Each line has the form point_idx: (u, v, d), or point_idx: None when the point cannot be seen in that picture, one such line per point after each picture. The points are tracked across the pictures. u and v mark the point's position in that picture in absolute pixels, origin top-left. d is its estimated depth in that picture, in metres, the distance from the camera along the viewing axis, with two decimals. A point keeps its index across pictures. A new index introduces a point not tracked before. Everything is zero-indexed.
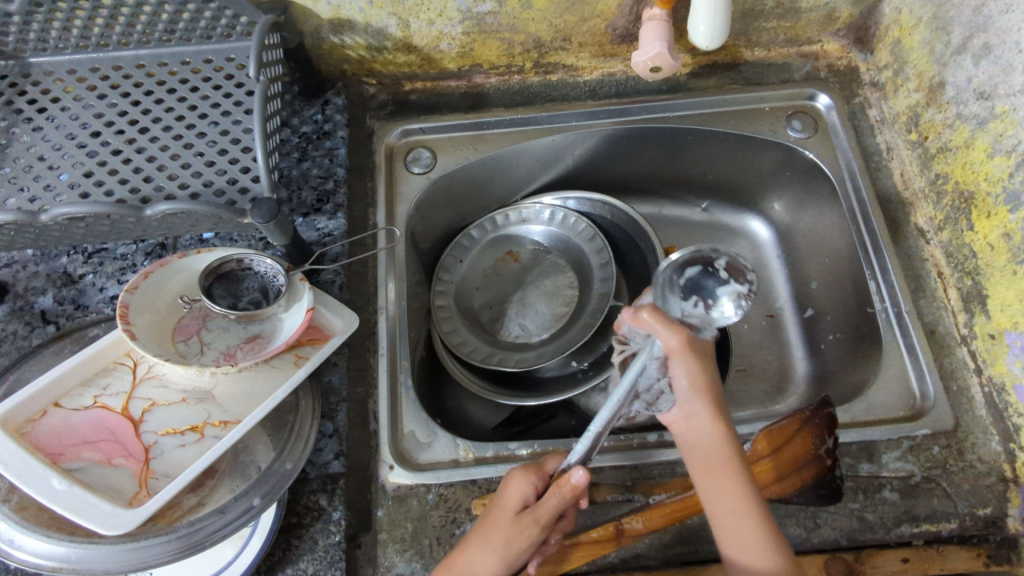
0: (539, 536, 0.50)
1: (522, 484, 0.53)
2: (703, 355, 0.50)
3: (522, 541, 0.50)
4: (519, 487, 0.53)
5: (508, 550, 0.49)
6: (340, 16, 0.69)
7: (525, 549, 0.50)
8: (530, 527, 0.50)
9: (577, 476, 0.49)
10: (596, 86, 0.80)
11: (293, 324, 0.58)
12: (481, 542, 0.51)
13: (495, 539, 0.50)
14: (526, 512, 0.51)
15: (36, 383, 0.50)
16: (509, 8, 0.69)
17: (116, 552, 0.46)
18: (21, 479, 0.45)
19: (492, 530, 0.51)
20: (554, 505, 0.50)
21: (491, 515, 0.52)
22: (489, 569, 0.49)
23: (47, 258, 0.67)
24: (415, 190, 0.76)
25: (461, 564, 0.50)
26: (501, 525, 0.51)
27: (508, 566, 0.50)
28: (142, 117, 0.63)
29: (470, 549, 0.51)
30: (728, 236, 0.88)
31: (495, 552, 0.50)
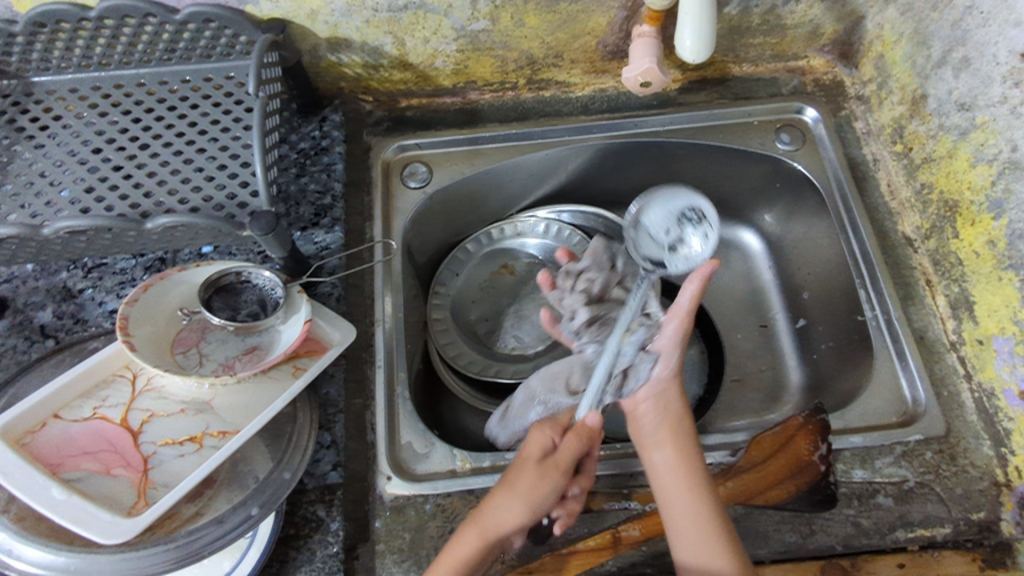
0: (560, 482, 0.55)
1: (543, 438, 0.57)
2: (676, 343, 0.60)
3: (547, 487, 0.53)
4: (541, 438, 0.57)
5: (535, 497, 0.53)
6: (337, 35, 0.70)
7: (549, 494, 0.54)
8: (554, 471, 0.54)
9: (592, 419, 0.58)
10: (588, 101, 0.82)
11: (290, 336, 0.59)
12: (508, 493, 0.53)
13: (522, 489, 0.53)
14: (551, 461, 0.55)
15: (35, 395, 0.51)
16: (501, 26, 0.71)
17: (112, 564, 0.46)
18: (20, 488, 0.45)
19: (517, 482, 0.54)
20: (575, 449, 0.56)
21: (512, 468, 0.56)
22: (516, 516, 0.52)
23: (47, 273, 0.68)
24: (411, 204, 0.77)
25: (487, 521, 0.52)
26: (525, 476, 0.54)
27: (534, 513, 0.53)
28: (143, 133, 0.64)
29: (496, 501, 0.53)
30: (720, 249, 0.90)
31: (522, 500, 0.53)
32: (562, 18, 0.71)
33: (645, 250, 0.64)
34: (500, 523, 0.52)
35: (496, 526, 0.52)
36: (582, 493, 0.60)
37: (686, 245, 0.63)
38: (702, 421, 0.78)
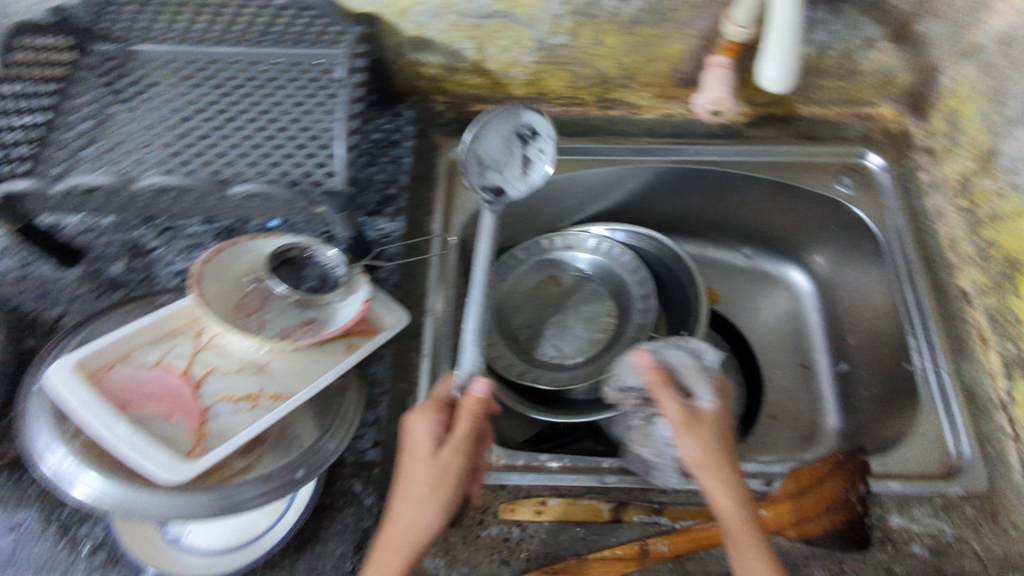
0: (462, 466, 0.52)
1: (416, 432, 0.52)
2: (699, 425, 0.53)
3: (451, 479, 0.51)
4: (421, 432, 0.53)
5: (440, 492, 0.50)
6: (423, 35, 0.72)
7: (454, 485, 0.51)
8: (455, 458, 0.51)
9: (479, 390, 0.54)
10: (654, 125, 0.83)
11: (347, 314, 0.61)
12: (409, 503, 0.49)
13: (417, 498, 0.49)
14: (439, 460, 0.51)
15: (110, 336, 0.53)
16: (581, 43, 0.73)
17: (164, 507, 0.47)
18: (91, 420, 0.48)
19: (409, 489, 0.50)
20: (469, 427, 0.52)
21: (407, 467, 0.52)
22: (428, 521, 0.49)
23: (124, 228, 0.71)
24: (471, 204, 0.77)
25: (399, 534, 0.49)
26: (420, 480, 0.50)
27: (444, 511, 0.50)
28: (230, 108, 0.67)
29: (400, 512, 0.49)
30: (767, 284, 0.91)
31: (428, 503, 0.49)
32: (639, 42, 0.73)
33: (488, 176, 0.71)
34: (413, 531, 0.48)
35: (412, 537, 0.49)
36: (614, 502, 0.61)
37: (533, 165, 0.71)
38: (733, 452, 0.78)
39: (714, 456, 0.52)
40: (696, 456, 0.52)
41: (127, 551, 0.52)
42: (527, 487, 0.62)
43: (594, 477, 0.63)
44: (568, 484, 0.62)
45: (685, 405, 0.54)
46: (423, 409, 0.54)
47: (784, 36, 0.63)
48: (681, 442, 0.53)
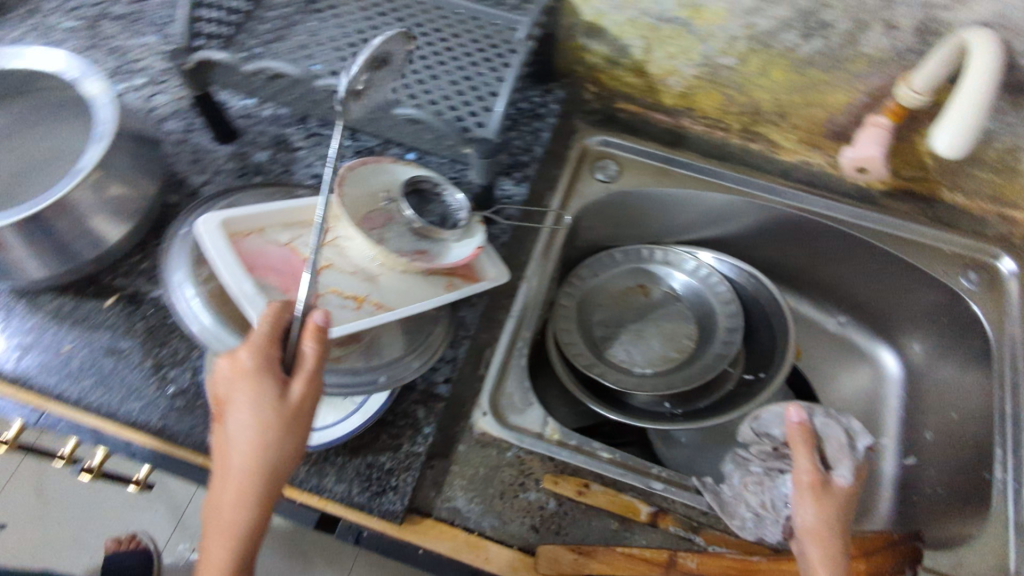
0: (246, 397, 0.45)
1: (252, 383, 0.45)
2: (826, 493, 0.58)
3: (243, 404, 0.45)
4: (229, 374, 0.46)
5: (289, 436, 0.46)
6: (598, 22, 0.74)
7: (238, 407, 0.45)
8: (246, 387, 0.46)
9: (319, 317, 0.48)
10: (790, 168, 0.83)
11: (457, 255, 0.64)
12: (247, 448, 0.45)
13: (261, 453, 0.45)
14: (290, 404, 0.46)
15: (254, 207, 0.57)
16: (747, 69, 0.73)
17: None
18: (224, 271, 0.51)
19: (249, 447, 0.45)
20: (310, 360, 0.47)
21: (231, 407, 0.46)
22: (273, 466, 0.45)
23: (279, 122, 0.75)
24: (593, 193, 0.81)
25: (240, 479, 0.45)
26: (261, 428, 0.45)
27: (255, 447, 0.45)
28: (405, 41, 0.70)
29: (237, 456, 0.45)
30: (853, 357, 0.90)
31: (259, 444, 0.45)
32: (800, 83, 0.72)
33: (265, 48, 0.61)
34: (258, 481, 0.45)
35: (253, 481, 0.45)
36: (654, 507, 0.62)
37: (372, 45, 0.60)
38: None
39: (829, 526, 0.55)
40: (810, 516, 0.56)
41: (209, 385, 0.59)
42: (573, 466, 0.63)
43: (640, 480, 0.63)
44: (614, 476, 0.63)
45: (818, 470, 0.60)
46: (253, 345, 0.47)
47: (969, 101, 0.61)
48: (801, 498, 0.58)
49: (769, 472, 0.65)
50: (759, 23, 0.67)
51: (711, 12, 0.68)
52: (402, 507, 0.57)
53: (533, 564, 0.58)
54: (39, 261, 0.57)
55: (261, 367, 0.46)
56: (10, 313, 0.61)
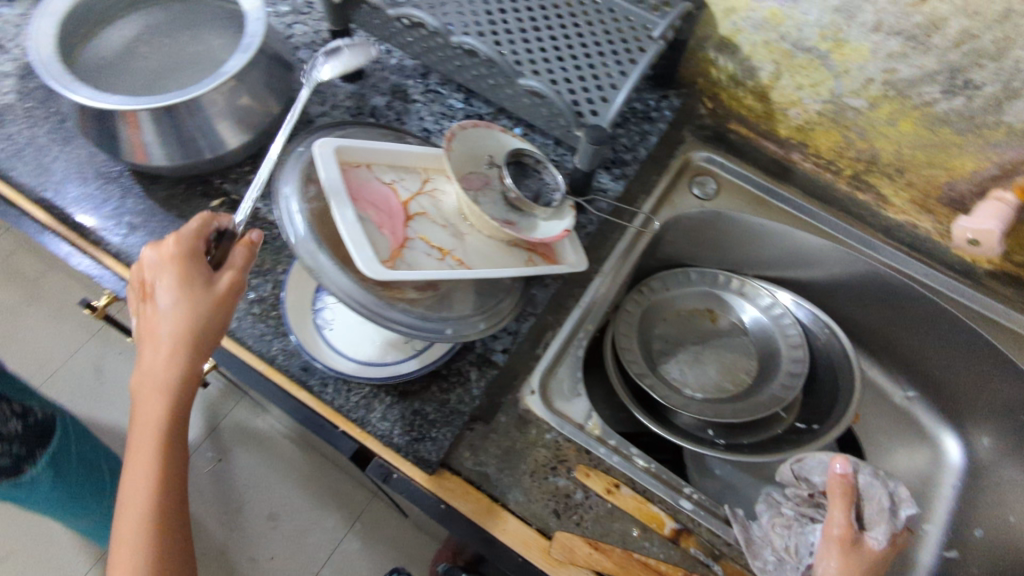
0: (172, 277, 0.49)
1: (170, 268, 0.49)
2: (855, 553, 0.57)
3: (170, 281, 0.49)
4: (151, 263, 0.50)
5: (204, 316, 0.49)
6: (733, 39, 0.73)
7: (164, 284, 0.49)
8: (173, 268, 0.49)
9: (253, 234, 0.53)
10: (894, 227, 0.81)
11: (543, 233, 0.65)
12: (168, 318, 0.49)
13: (180, 329, 0.49)
14: (217, 291, 0.50)
15: (368, 143, 0.59)
16: (874, 115, 0.71)
17: (348, 289, 0.52)
18: (332, 193, 0.53)
19: (168, 325, 0.49)
20: (238, 263, 0.52)
21: (155, 285, 0.49)
22: (189, 340, 0.49)
23: (402, 73, 0.78)
24: (686, 206, 0.80)
25: (161, 347, 0.49)
26: (184, 305, 0.49)
27: (177, 319, 0.49)
28: (540, 17, 0.70)
29: (159, 327, 0.49)
30: (914, 434, 0.86)
31: (179, 317, 0.49)
32: (929, 141, 0.70)
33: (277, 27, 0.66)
34: (179, 351, 0.49)
35: (171, 349, 0.49)
36: (679, 525, 0.61)
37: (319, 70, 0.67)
38: None
39: None
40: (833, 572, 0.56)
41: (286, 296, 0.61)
42: (608, 464, 0.63)
43: (671, 495, 0.62)
44: (646, 485, 0.63)
45: (852, 528, 0.58)
46: (182, 236, 0.51)
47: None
48: (827, 552, 0.57)
49: (799, 518, 0.64)
50: (900, 69, 0.65)
51: (852, 49, 0.66)
52: (437, 458, 0.58)
53: (547, 548, 0.58)
54: (163, 149, 0.61)
55: (188, 254, 0.50)
56: (126, 191, 0.66)
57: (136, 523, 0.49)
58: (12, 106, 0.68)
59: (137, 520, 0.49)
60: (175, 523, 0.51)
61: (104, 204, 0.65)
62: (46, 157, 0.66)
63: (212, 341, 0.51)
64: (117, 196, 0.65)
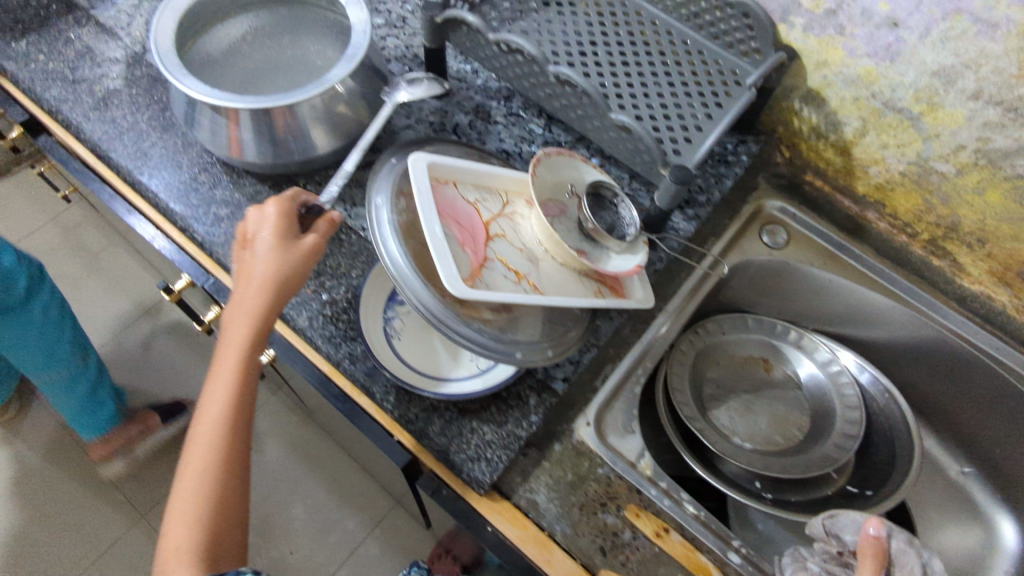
0: (270, 228, 0.54)
1: (271, 220, 0.54)
2: None
3: (268, 230, 0.54)
4: (253, 217, 0.55)
5: (294, 263, 0.53)
6: (821, 91, 0.73)
7: (263, 233, 0.54)
8: (271, 220, 0.54)
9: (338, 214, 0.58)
10: (968, 297, 0.79)
11: (615, 266, 0.65)
12: (262, 259, 0.53)
13: (269, 269, 0.52)
14: (306, 246, 0.54)
15: (458, 162, 0.60)
16: (961, 182, 0.69)
17: (431, 301, 0.53)
18: (422, 207, 0.54)
19: (262, 266, 0.52)
20: (323, 229, 0.56)
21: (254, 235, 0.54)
22: (278, 282, 0.52)
23: (486, 94, 0.79)
24: (754, 253, 0.80)
25: (252, 286, 0.52)
26: (279, 251, 0.53)
27: (269, 261, 0.52)
28: (631, 54, 0.72)
29: (252, 268, 0.53)
30: (968, 512, 0.83)
31: (272, 260, 0.52)
32: (1015, 215, 0.68)
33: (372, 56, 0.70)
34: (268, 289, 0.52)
35: (260, 288, 0.52)
36: None
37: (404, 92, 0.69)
38: None
39: None
40: None
41: (361, 302, 0.62)
42: (658, 507, 0.62)
43: (719, 545, 0.61)
44: (696, 533, 0.61)
45: None
46: (282, 200, 0.56)
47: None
48: None
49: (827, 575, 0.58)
50: (994, 139, 0.64)
51: (946, 114, 0.65)
52: (490, 479, 0.58)
53: None
54: (258, 148, 0.63)
55: (285, 212, 0.55)
56: (215, 183, 0.68)
57: (201, 460, 0.49)
58: (118, 91, 0.71)
59: (200, 459, 0.49)
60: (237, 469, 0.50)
61: (193, 192, 0.67)
62: (144, 141, 0.69)
63: (294, 291, 0.54)
64: (206, 187, 0.67)
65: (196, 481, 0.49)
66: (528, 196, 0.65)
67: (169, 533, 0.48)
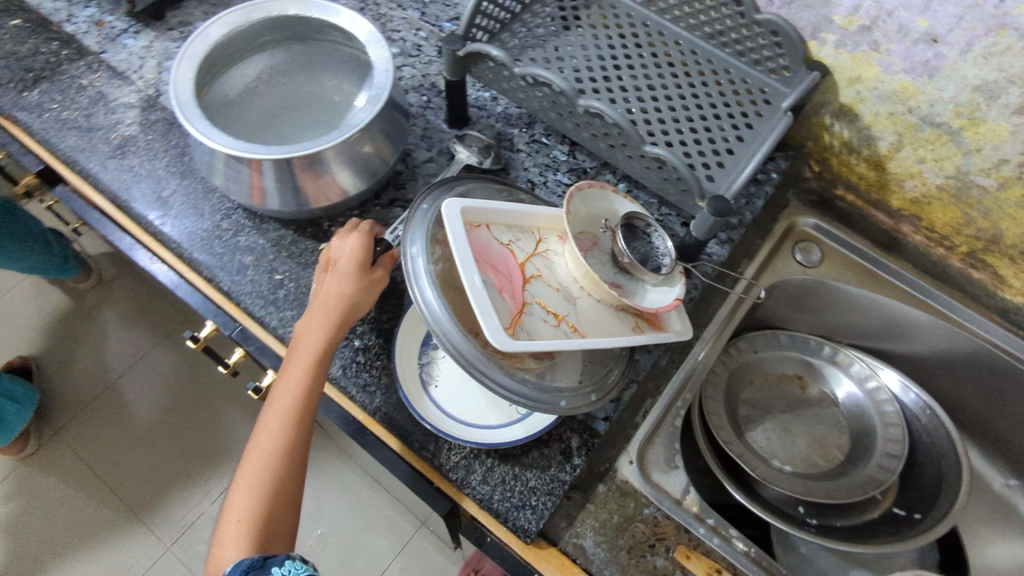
0: (351, 253, 0.59)
1: (352, 247, 0.59)
2: None
3: (347, 255, 0.59)
4: (337, 243, 0.60)
5: (367, 289, 0.58)
6: (853, 107, 0.71)
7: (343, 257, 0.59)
8: (351, 247, 0.59)
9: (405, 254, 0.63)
10: (1009, 310, 0.77)
11: (652, 300, 0.63)
12: (339, 281, 0.58)
13: (346, 292, 0.57)
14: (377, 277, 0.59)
15: (490, 203, 0.59)
16: (1003, 195, 0.67)
17: (476, 354, 0.51)
18: (460, 256, 0.52)
19: (339, 287, 0.57)
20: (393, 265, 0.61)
21: (336, 258, 0.59)
22: (351, 304, 0.57)
23: (508, 122, 0.77)
24: (788, 272, 0.78)
25: (329, 302, 0.57)
26: (357, 277, 0.58)
27: (345, 284, 0.57)
28: (656, 78, 0.70)
29: (330, 286, 0.58)
30: (1014, 526, 0.81)
31: (348, 283, 0.57)
32: None
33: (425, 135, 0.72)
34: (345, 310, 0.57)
35: (336, 306, 0.57)
36: None
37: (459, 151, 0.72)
38: None
39: None
40: None
41: (396, 347, 0.60)
42: (708, 547, 0.60)
43: None
44: (747, 571, 0.60)
45: None
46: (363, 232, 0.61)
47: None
48: None
49: None
50: None
51: (988, 129, 0.63)
52: (537, 527, 0.56)
53: None
54: (281, 195, 0.61)
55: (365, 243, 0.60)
56: (238, 230, 0.66)
57: (266, 453, 0.55)
58: (134, 137, 0.70)
59: (266, 447, 0.55)
60: (295, 465, 0.55)
61: (216, 241, 0.65)
62: (164, 189, 0.67)
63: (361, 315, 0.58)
64: (229, 234, 0.65)
65: (260, 469, 0.54)
66: (560, 231, 0.64)
67: (230, 511, 0.53)
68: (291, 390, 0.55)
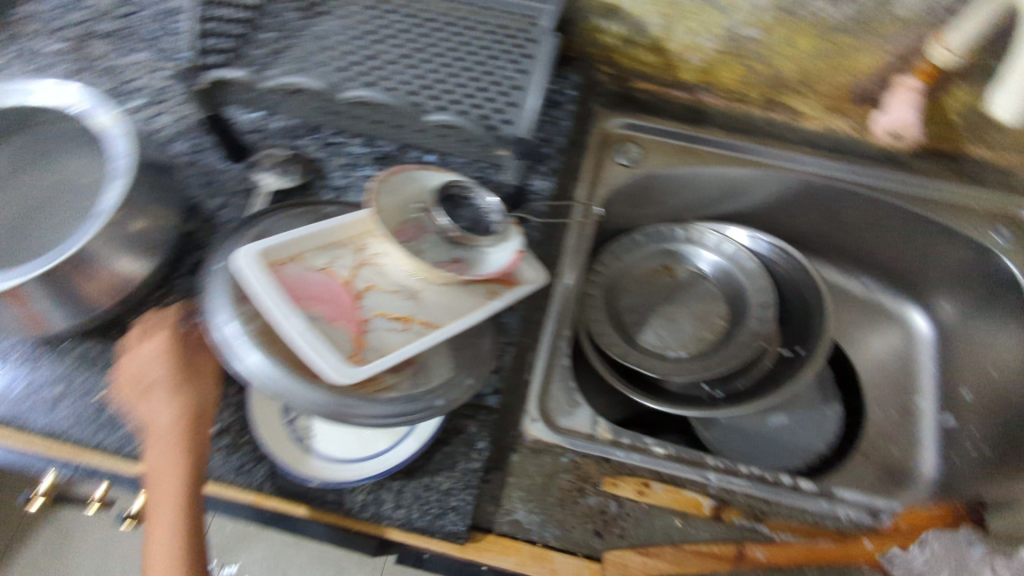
0: (165, 361, 0.55)
1: (163, 355, 0.55)
2: None
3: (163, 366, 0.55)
4: (143, 353, 0.55)
5: (200, 391, 0.56)
6: (616, 2, 0.73)
7: (159, 369, 0.55)
8: (162, 354, 0.55)
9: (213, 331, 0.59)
10: (815, 137, 0.81)
11: (496, 262, 0.62)
12: (170, 395, 0.54)
13: (182, 405, 0.54)
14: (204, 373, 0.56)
15: (290, 233, 0.54)
16: (771, 39, 0.71)
17: (328, 399, 0.48)
18: (271, 307, 0.48)
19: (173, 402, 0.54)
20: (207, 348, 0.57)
21: (152, 369, 0.55)
22: (194, 412, 0.55)
23: (292, 136, 0.71)
24: (617, 180, 0.78)
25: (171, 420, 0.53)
26: (185, 385, 0.55)
27: (177, 397, 0.54)
28: (419, 39, 0.66)
29: (163, 403, 0.54)
30: (883, 318, 0.90)
31: (179, 396, 0.54)
32: (827, 49, 0.71)
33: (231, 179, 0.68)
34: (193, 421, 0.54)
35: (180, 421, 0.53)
36: (715, 500, 0.61)
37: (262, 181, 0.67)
38: (824, 477, 0.77)
39: None
40: None
41: (255, 420, 0.56)
42: (631, 466, 0.62)
43: (696, 472, 0.62)
44: (673, 471, 0.62)
45: None
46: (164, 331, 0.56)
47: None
48: None
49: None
50: None
51: None
52: (465, 525, 0.56)
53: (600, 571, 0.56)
54: (63, 311, 0.54)
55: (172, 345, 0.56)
56: (34, 363, 0.58)
57: None
58: None
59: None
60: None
61: (14, 385, 0.57)
62: None
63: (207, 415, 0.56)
64: (26, 372, 0.58)
65: None
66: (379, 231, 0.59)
67: None
68: (172, 519, 0.53)
